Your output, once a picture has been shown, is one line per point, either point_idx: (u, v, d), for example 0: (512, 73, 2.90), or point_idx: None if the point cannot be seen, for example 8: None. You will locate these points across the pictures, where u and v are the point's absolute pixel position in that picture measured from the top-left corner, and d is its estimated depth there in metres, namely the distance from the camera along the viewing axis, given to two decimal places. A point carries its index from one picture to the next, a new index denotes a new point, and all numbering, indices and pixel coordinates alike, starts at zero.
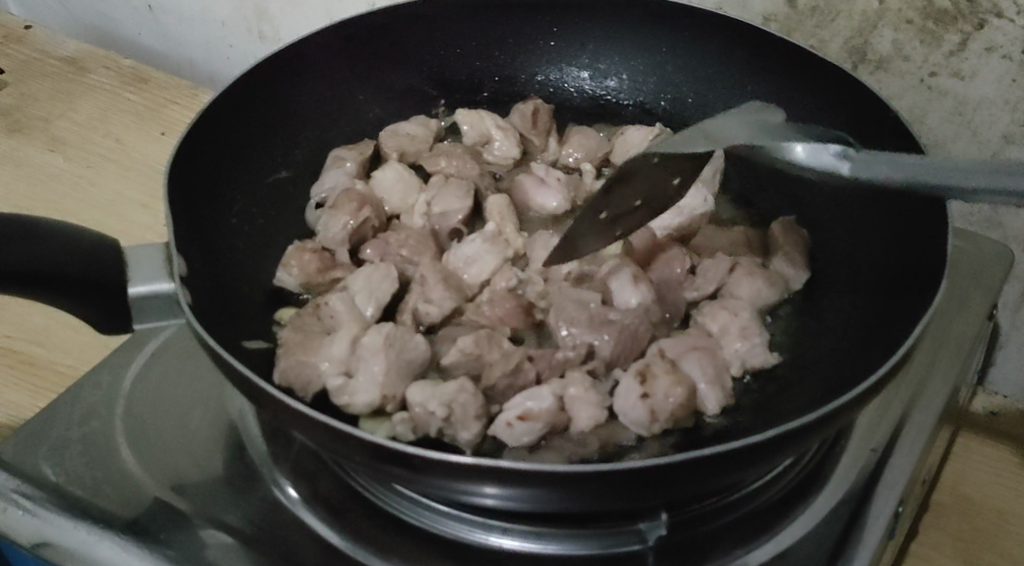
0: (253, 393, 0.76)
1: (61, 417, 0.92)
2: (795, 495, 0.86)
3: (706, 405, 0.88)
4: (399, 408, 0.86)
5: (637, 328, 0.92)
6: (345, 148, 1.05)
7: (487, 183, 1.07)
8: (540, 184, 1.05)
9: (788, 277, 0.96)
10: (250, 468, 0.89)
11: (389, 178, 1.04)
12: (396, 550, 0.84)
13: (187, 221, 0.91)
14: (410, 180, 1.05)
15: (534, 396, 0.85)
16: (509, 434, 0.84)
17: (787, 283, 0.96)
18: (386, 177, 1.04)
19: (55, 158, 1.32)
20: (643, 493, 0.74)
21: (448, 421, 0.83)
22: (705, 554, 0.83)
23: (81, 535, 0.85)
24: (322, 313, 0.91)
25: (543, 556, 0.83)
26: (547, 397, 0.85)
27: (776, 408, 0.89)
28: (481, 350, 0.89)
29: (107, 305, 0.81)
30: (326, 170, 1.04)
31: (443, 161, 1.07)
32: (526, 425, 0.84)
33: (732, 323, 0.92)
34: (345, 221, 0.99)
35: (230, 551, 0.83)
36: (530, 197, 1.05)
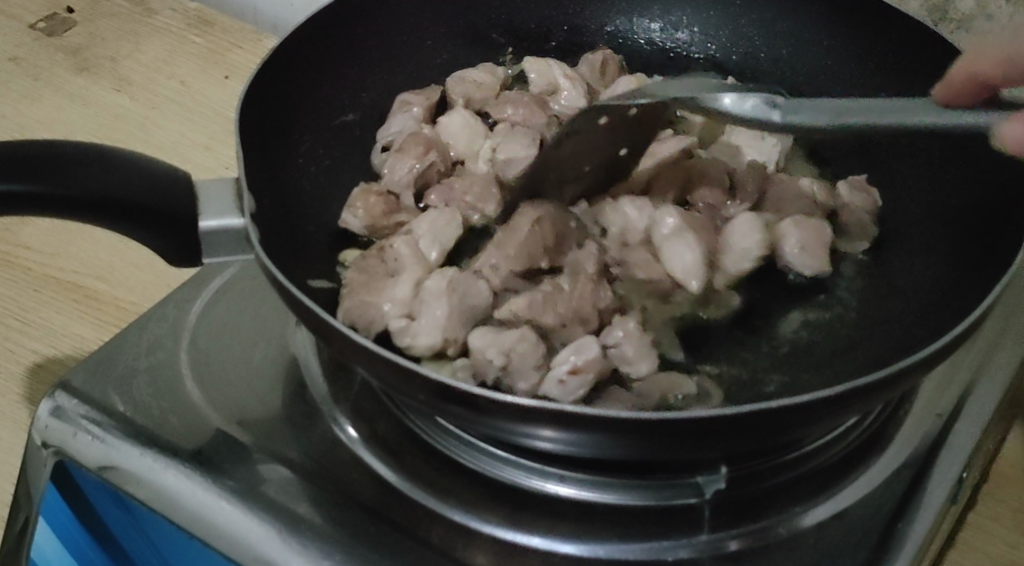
0: (320, 329, 0.77)
1: (129, 348, 0.94)
2: (856, 456, 0.85)
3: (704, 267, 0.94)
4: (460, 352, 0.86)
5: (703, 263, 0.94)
6: (411, 92, 1.05)
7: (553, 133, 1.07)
8: None
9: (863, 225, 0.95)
10: (311, 405, 0.90)
11: (456, 124, 1.04)
12: (453, 493, 0.84)
13: (257, 158, 0.92)
14: (476, 126, 1.05)
15: (580, 348, 0.84)
16: (561, 390, 0.83)
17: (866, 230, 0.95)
18: (452, 122, 1.04)
19: (121, 98, 1.33)
20: (706, 445, 0.74)
21: (506, 368, 0.83)
22: (762, 510, 0.82)
23: (146, 461, 0.86)
24: (387, 256, 0.90)
25: (599, 505, 0.83)
26: (592, 349, 0.84)
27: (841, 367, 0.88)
28: (534, 312, 0.88)
29: (175, 241, 0.81)
30: (392, 115, 1.03)
31: (509, 108, 1.07)
32: (576, 379, 0.83)
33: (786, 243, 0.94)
34: (411, 165, 0.98)
35: (291, 486, 0.84)
36: None
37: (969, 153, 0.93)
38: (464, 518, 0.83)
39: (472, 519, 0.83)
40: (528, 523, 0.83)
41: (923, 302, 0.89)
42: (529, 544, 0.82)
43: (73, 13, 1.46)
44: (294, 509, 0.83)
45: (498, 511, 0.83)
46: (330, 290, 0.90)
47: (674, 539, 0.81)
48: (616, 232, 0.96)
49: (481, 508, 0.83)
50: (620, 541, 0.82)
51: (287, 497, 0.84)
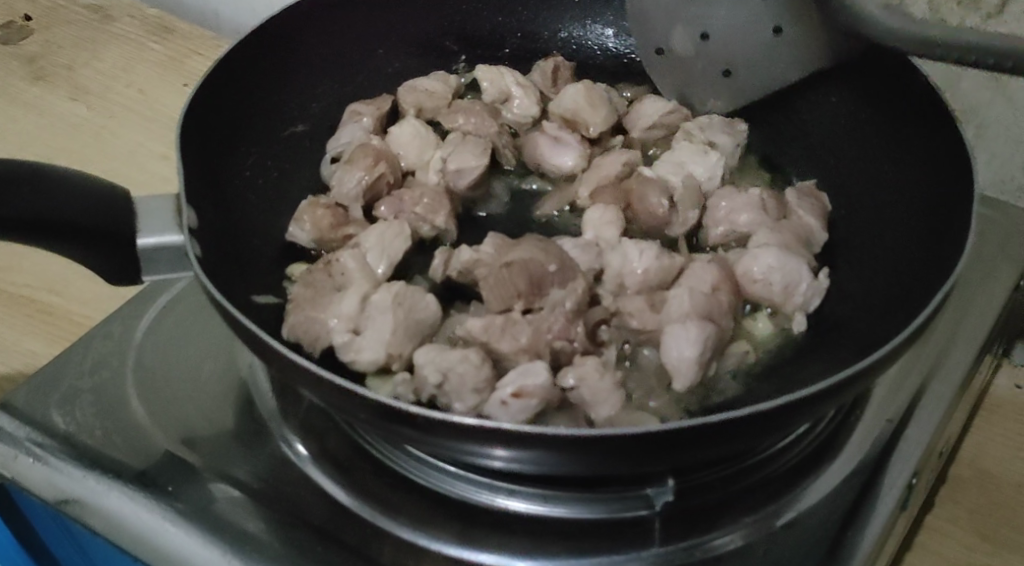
0: (261, 348, 0.76)
1: (74, 366, 0.93)
2: (807, 465, 0.85)
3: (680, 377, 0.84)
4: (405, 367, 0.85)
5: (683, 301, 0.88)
6: (362, 101, 1.04)
7: (504, 141, 1.05)
8: (556, 144, 1.04)
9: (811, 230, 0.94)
10: (259, 422, 0.89)
11: (406, 135, 1.03)
12: (403, 509, 0.83)
13: (200, 173, 0.91)
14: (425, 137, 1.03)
15: (529, 372, 0.81)
16: (504, 413, 0.80)
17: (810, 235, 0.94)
18: (402, 133, 1.03)
19: (77, 107, 1.31)
20: (653, 458, 0.74)
21: (442, 388, 0.82)
22: (712, 521, 0.82)
23: (90, 483, 0.85)
24: (334, 270, 0.89)
25: (549, 520, 0.82)
26: (541, 373, 0.81)
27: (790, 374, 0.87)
28: (490, 337, 0.85)
29: (113, 257, 0.80)
30: (343, 124, 1.03)
31: (461, 118, 1.06)
32: (520, 402, 0.80)
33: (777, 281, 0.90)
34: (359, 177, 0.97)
35: (239, 505, 0.83)
36: (545, 157, 1.03)
37: (920, 160, 0.92)
38: (413, 534, 0.82)
39: (421, 535, 0.82)
40: (478, 539, 0.82)
41: (870, 308, 0.88)
42: (479, 561, 0.81)
43: (29, 21, 1.44)
44: (241, 528, 0.82)
45: (448, 526, 0.82)
46: (276, 305, 0.89)
47: (625, 552, 0.81)
48: (615, 272, 0.92)
49: (430, 525, 0.82)
50: (570, 556, 0.81)
51: (236, 516, 0.83)
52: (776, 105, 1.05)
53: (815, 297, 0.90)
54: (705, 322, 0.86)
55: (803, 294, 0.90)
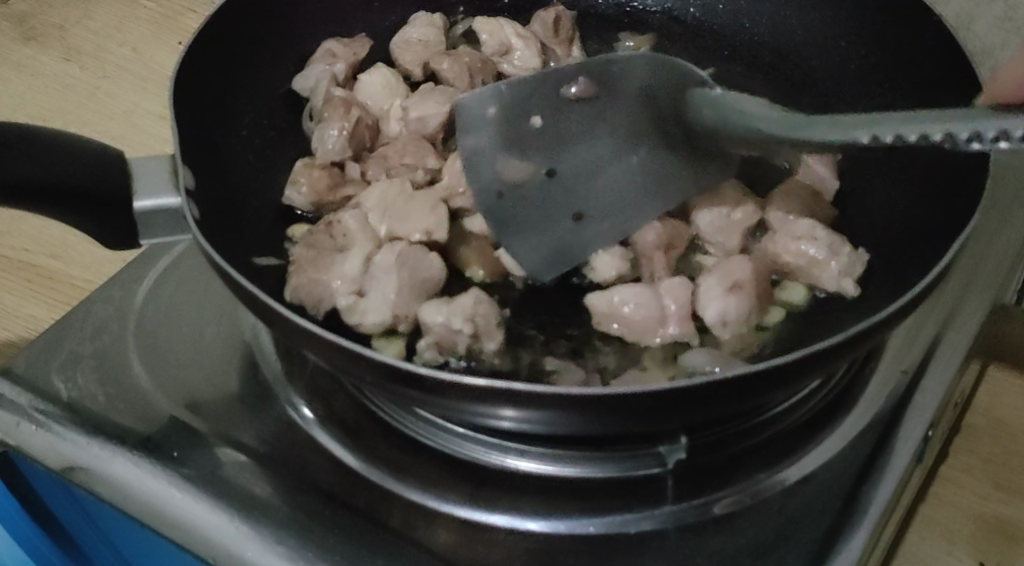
0: (263, 312, 0.74)
1: (74, 331, 0.91)
2: (822, 418, 0.83)
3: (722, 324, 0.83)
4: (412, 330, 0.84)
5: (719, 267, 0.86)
6: (336, 42, 1.01)
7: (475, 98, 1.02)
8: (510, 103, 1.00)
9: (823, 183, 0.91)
10: (264, 386, 0.88)
11: (377, 83, 1.00)
12: (412, 471, 0.82)
13: (195, 133, 0.89)
14: (394, 84, 1.00)
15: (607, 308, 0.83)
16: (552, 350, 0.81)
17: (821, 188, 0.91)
18: (372, 81, 1.00)
19: (69, 68, 1.29)
20: (667, 416, 0.72)
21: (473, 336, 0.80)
22: (726, 478, 0.81)
23: (94, 450, 0.83)
24: (336, 232, 0.87)
25: (561, 479, 0.81)
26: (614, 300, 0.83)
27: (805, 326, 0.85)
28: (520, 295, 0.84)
29: (107, 220, 0.78)
30: (314, 61, 1.00)
31: (447, 63, 1.02)
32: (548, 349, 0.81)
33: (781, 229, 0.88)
34: (338, 128, 0.94)
35: (245, 469, 0.82)
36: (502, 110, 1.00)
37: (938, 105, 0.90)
38: (423, 496, 0.81)
39: (431, 498, 0.81)
40: (489, 500, 0.81)
41: (885, 254, 0.86)
42: (490, 522, 0.80)
43: None
44: (250, 492, 0.81)
45: (458, 488, 0.81)
46: (276, 267, 0.87)
47: (637, 511, 0.80)
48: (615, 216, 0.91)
49: (440, 486, 0.81)
50: (583, 515, 0.80)
51: (242, 481, 0.82)
52: (783, 50, 1.03)
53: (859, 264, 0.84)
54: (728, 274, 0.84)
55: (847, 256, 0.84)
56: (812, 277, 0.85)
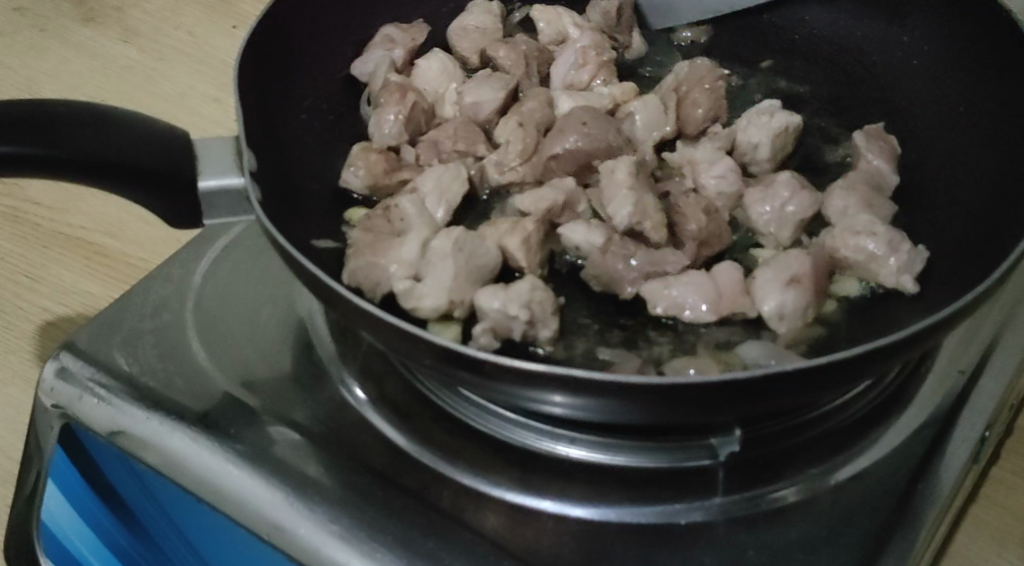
0: (324, 292, 0.76)
1: (135, 307, 0.93)
2: (875, 416, 0.83)
3: (779, 321, 0.83)
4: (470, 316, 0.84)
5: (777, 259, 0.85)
6: (394, 27, 1.02)
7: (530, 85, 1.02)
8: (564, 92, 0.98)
9: (885, 174, 0.90)
10: (318, 366, 0.89)
11: (433, 69, 1.01)
12: (463, 456, 0.83)
13: (257, 115, 0.90)
14: (450, 71, 1.01)
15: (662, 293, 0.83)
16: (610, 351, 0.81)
17: (882, 180, 0.90)
18: (429, 67, 1.01)
19: (128, 50, 1.31)
20: (721, 408, 0.73)
21: (530, 323, 0.80)
22: (777, 472, 0.81)
23: (153, 425, 0.85)
24: (393, 216, 0.88)
25: (611, 468, 0.82)
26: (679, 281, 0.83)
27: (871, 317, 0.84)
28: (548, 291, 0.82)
29: (176, 201, 0.80)
30: (373, 47, 1.00)
31: (502, 52, 1.02)
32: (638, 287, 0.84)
33: (840, 224, 0.88)
34: (395, 113, 0.95)
35: (298, 448, 0.83)
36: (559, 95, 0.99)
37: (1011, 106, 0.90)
38: (473, 481, 0.82)
39: (482, 482, 0.81)
40: (539, 487, 0.81)
41: (944, 251, 0.86)
42: (539, 507, 0.80)
43: None
44: (303, 471, 0.82)
45: (508, 474, 0.82)
46: (335, 250, 0.88)
47: (687, 502, 0.80)
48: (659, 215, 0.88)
49: (491, 472, 0.82)
50: (633, 504, 0.80)
51: (295, 459, 0.82)
52: (844, 45, 1.03)
53: (917, 262, 0.84)
54: (784, 267, 0.84)
55: (907, 253, 0.84)
56: (870, 272, 0.85)
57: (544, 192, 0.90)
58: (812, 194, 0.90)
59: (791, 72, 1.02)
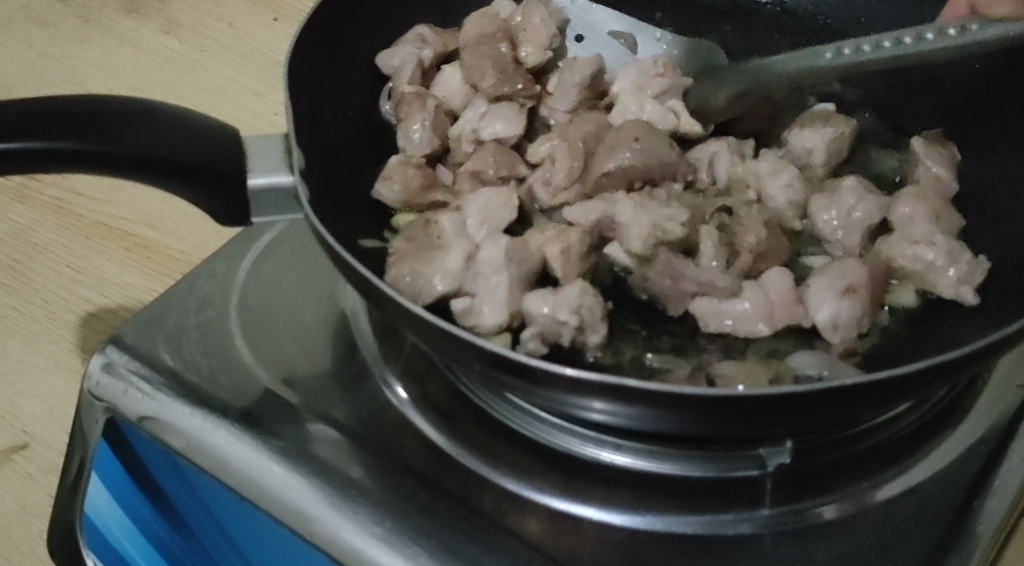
0: (372, 294, 0.75)
1: (179, 303, 0.93)
2: (928, 430, 0.82)
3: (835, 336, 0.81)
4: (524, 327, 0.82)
5: (833, 267, 0.84)
6: (429, 27, 1.00)
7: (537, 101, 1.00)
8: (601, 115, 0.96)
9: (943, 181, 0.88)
10: (362, 365, 0.89)
11: (455, 79, 1.00)
12: (507, 461, 0.82)
13: (306, 112, 0.89)
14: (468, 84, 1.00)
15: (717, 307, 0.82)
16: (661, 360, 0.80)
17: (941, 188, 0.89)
18: (451, 77, 1.00)
19: (170, 41, 1.31)
20: (774, 419, 0.71)
21: (580, 328, 0.79)
22: (828, 485, 0.80)
23: (197, 422, 0.84)
24: (432, 232, 0.86)
25: (657, 476, 0.81)
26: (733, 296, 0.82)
27: (926, 324, 0.83)
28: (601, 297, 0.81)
29: (225, 198, 0.79)
30: (403, 42, 0.98)
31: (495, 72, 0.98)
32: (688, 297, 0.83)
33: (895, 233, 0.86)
34: (420, 121, 0.93)
35: (342, 448, 0.83)
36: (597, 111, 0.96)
37: None
38: (517, 486, 0.81)
39: (527, 488, 0.81)
40: (585, 494, 0.80)
41: (1002, 263, 0.85)
42: (584, 514, 0.79)
43: None
44: (346, 471, 0.81)
45: (553, 480, 0.81)
46: (380, 250, 0.87)
47: (735, 512, 0.79)
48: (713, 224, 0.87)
49: (536, 477, 0.81)
50: (680, 514, 0.79)
51: (339, 459, 0.82)
52: None
53: (977, 271, 0.82)
54: (839, 279, 0.82)
55: (969, 261, 0.82)
56: (927, 282, 0.83)
57: (593, 205, 0.89)
58: (879, 198, 0.89)
59: None
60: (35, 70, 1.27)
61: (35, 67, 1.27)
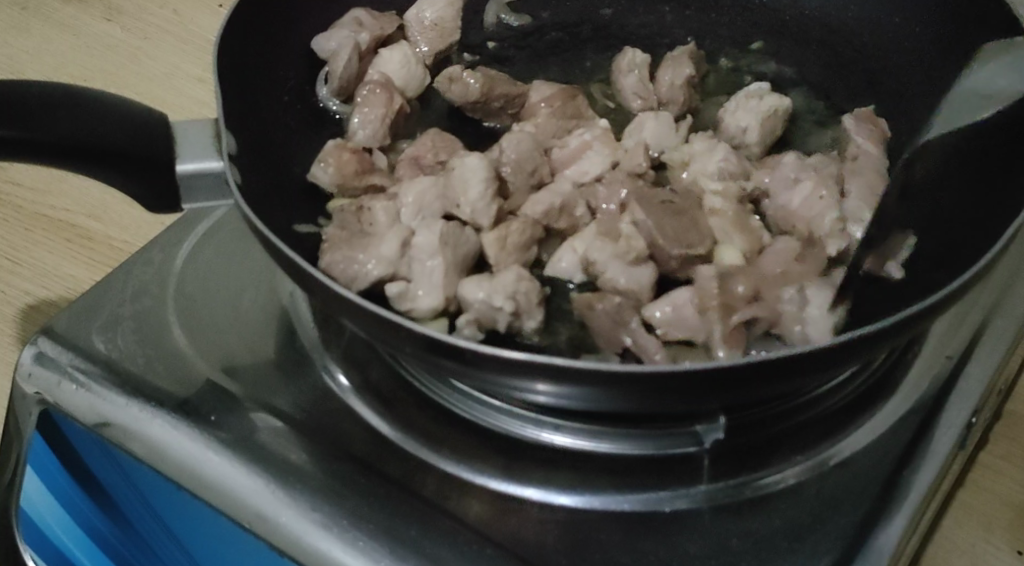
0: (305, 279, 0.75)
1: (115, 292, 0.92)
2: (863, 404, 0.83)
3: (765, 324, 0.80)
4: (460, 311, 0.82)
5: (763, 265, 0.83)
6: (366, 13, 1.00)
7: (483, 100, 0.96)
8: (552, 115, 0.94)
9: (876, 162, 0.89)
10: (301, 353, 0.88)
11: (395, 60, 0.97)
12: (446, 443, 0.82)
13: (238, 97, 0.88)
14: (415, 71, 0.97)
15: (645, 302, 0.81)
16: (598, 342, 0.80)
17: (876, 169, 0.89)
18: (391, 57, 0.97)
19: (112, 28, 1.29)
20: (707, 396, 0.72)
21: (515, 313, 0.79)
22: (764, 459, 0.80)
23: (132, 411, 0.84)
24: (364, 219, 0.85)
25: (595, 455, 0.81)
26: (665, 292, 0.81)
27: None
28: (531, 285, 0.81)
29: (154, 184, 0.78)
30: (341, 27, 0.98)
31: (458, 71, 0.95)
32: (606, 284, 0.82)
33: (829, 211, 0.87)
34: (371, 113, 0.92)
35: (280, 435, 0.82)
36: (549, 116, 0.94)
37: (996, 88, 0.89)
38: (456, 468, 0.81)
39: (465, 470, 0.81)
40: (523, 474, 0.81)
41: None
42: (524, 495, 0.80)
43: None
44: (285, 458, 0.81)
45: (493, 461, 0.81)
46: (316, 235, 0.86)
47: (672, 489, 0.79)
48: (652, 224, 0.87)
49: (475, 459, 0.81)
50: (618, 492, 0.79)
51: (277, 447, 0.81)
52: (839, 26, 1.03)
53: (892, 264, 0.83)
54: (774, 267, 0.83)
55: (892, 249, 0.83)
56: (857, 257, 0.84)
57: (540, 197, 0.89)
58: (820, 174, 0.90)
59: (778, 55, 1.02)
60: None
61: None
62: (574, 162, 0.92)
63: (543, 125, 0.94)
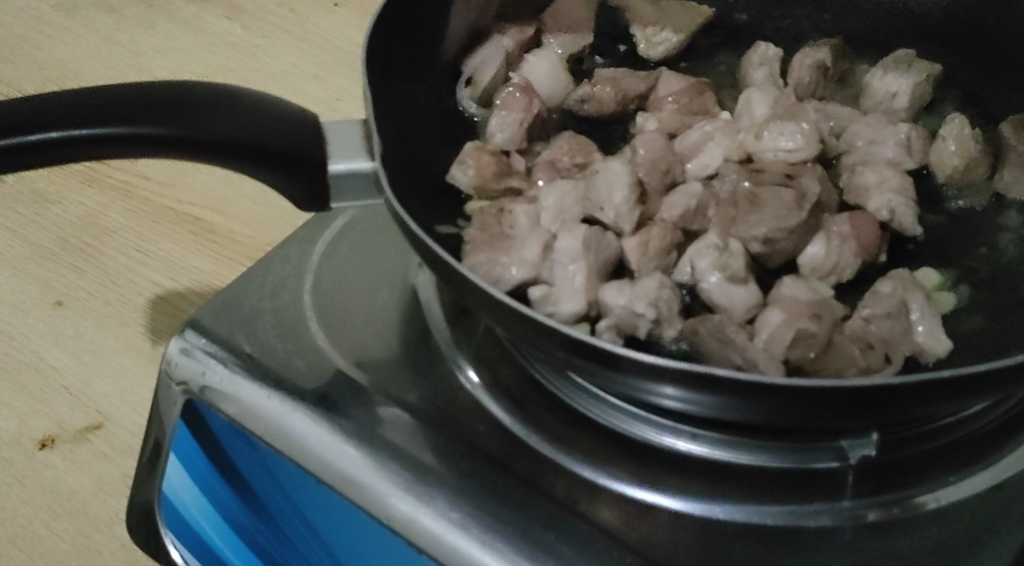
0: (453, 278, 0.75)
1: (254, 287, 0.93)
2: (1011, 425, 0.81)
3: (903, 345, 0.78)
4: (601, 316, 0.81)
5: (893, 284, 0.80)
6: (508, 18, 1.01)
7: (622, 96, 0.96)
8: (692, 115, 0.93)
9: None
10: (435, 351, 0.88)
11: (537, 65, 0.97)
12: (582, 447, 0.82)
13: (382, 97, 0.89)
14: (559, 73, 0.97)
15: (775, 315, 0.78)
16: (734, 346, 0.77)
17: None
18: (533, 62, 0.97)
19: (232, 26, 1.31)
20: (861, 413, 0.71)
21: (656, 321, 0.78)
22: (910, 478, 0.79)
23: (274, 405, 0.85)
24: (505, 220, 0.84)
25: (735, 466, 0.80)
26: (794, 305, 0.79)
27: (1013, 318, 0.82)
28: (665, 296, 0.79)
29: (308, 182, 0.79)
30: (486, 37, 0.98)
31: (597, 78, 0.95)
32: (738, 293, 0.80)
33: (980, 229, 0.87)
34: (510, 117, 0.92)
35: (415, 432, 0.83)
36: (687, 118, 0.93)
37: None
38: (593, 474, 0.81)
39: (602, 476, 0.80)
40: (661, 483, 0.80)
41: None
42: (663, 504, 0.79)
43: None
44: (422, 458, 0.81)
45: (630, 468, 0.81)
46: (456, 237, 0.86)
47: (816, 504, 0.78)
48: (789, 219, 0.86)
49: (612, 465, 0.81)
50: (760, 505, 0.78)
51: (413, 445, 0.82)
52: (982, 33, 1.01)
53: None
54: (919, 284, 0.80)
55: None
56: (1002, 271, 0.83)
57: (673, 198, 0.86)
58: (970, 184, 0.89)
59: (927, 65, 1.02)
60: (99, 55, 1.28)
61: (101, 52, 1.28)
62: (695, 154, 0.91)
63: (668, 119, 0.93)
